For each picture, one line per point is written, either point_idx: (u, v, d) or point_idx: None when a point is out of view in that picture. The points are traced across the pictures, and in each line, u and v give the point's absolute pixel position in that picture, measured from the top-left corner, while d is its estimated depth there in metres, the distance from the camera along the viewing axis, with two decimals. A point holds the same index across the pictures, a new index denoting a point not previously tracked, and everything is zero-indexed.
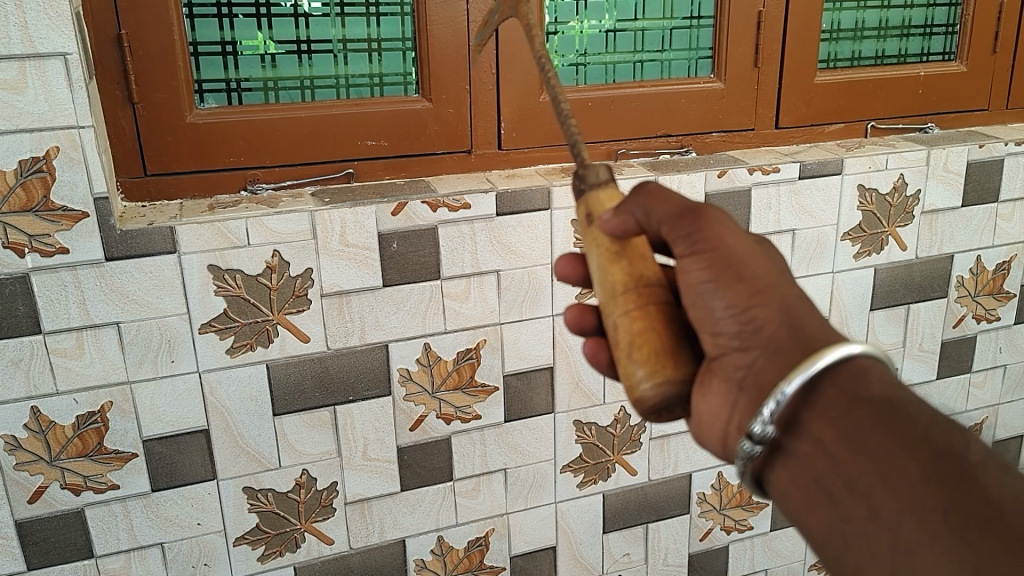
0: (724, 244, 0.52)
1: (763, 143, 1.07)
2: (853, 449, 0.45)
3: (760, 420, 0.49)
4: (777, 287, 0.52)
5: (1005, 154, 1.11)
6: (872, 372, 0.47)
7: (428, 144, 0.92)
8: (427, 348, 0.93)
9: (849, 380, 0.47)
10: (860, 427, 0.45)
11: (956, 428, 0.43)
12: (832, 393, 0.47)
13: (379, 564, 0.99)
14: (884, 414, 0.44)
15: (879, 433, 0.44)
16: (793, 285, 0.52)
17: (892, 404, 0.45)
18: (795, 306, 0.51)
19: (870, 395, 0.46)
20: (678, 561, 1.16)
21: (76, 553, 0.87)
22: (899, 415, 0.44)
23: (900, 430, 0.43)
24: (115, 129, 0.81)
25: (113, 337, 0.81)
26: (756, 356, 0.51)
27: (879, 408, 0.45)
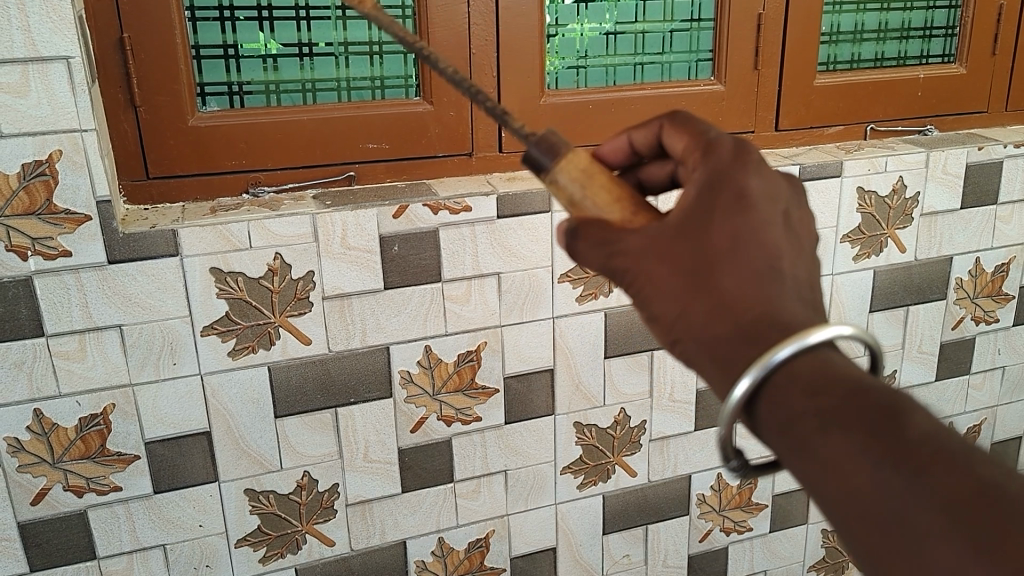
0: (641, 282, 0.50)
1: (763, 145, 1.07)
2: (804, 466, 0.42)
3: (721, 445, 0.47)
4: (692, 310, 0.47)
5: (1004, 156, 1.12)
6: (797, 374, 0.43)
7: (429, 147, 0.93)
8: (428, 351, 0.93)
9: (778, 394, 0.43)
10: (801, 445, 0.42)
11: (895, 418, 0.40)
12: (767, 411, 0.44)
13: (380, 565, 1.00)
14: (818, 429, 0.41)
15: (820, 449, 0.41)
16: (715, 292, 0.47)
17: (824, 413, 0.41)
18: (712, 323, 0.46)
19: (800, 407, 0.42)
20: (678, 562, 1.16)
21: (78, 555, 0.87)
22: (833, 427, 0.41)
23: (839, 443, 0.41)
24: (117, 132, 0.82)
25: (115, 339, 0.81)
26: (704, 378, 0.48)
27: (814, 420, 0.42)
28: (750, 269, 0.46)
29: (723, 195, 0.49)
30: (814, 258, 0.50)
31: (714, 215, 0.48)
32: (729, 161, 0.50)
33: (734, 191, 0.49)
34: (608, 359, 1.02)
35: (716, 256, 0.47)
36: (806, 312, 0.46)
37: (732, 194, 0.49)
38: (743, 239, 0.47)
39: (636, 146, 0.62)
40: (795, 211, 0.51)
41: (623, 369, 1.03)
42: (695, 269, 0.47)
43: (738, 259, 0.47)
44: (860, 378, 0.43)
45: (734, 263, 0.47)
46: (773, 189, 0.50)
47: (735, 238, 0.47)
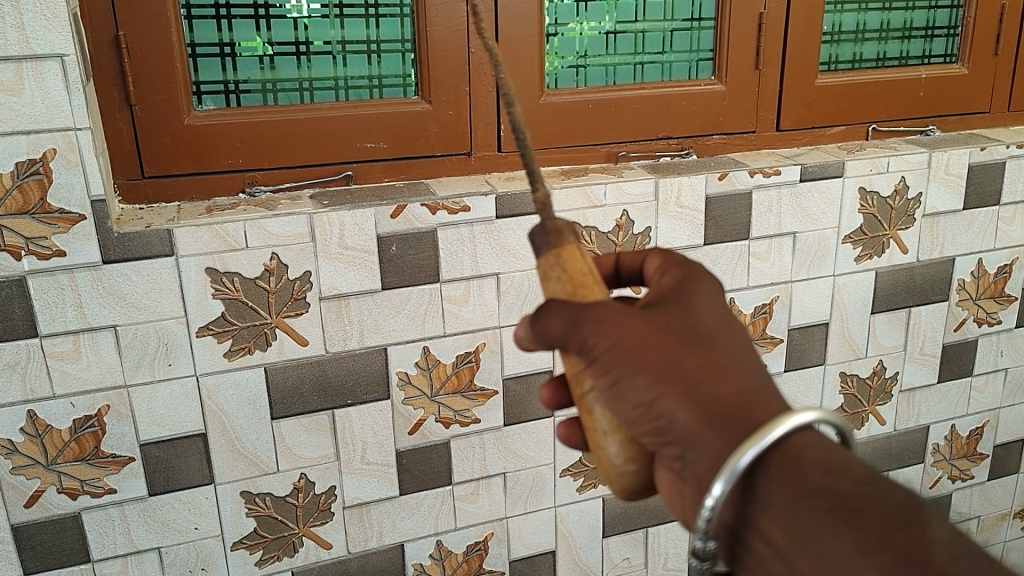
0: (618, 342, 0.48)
1: (763, 145, 1.07)
2: (807, 552, 0.42)
3: (701, 536, 0.45)
4: (683, 367, 0.47)
5: (1006, 157, 1.11)
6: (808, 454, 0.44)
7: (428, 146, 0.92)
8: (427, 352, 0.92)
9: (783, 471, 0.43)
10: (807, 530, 0.42)
11: (910, 516, 0.41)
12: (775, 488, 0.43)
13: (379, 568, 0.99)
14: (827, 509, 0.42)
15: (832, 534, 0.41)
16: (705, 358, 0.48)
17: (839, 495, 0.42)
18: (704, 383, 0.47)
19: (806, 493, 0.43)
20: (678, 565, 1.15)
21: (72, 558, 0.86)
22: (846, 511, 0.41)
23: (850, 529, 0.41)
24: (112, 132, 0.81)
25: (110, 340, 0.80)
26: (683, 448, 0.47)
27: (822, 503, 0.42)
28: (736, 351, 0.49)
29: (697, 293, 0.52)
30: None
31: (697, 298, 0.52)
32: (697, 271, 0.55)
33: (702, 291, 0.53)
34: None
35: (709, 330, 0.49)
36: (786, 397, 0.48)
37: (710, 296, 0.52)
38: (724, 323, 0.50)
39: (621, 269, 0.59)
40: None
41: None
42: (687, 334, 0.49)
43: (731, 339, 0.50)
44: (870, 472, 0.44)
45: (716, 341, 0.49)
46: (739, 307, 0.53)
47: (724, 326, 0.50)
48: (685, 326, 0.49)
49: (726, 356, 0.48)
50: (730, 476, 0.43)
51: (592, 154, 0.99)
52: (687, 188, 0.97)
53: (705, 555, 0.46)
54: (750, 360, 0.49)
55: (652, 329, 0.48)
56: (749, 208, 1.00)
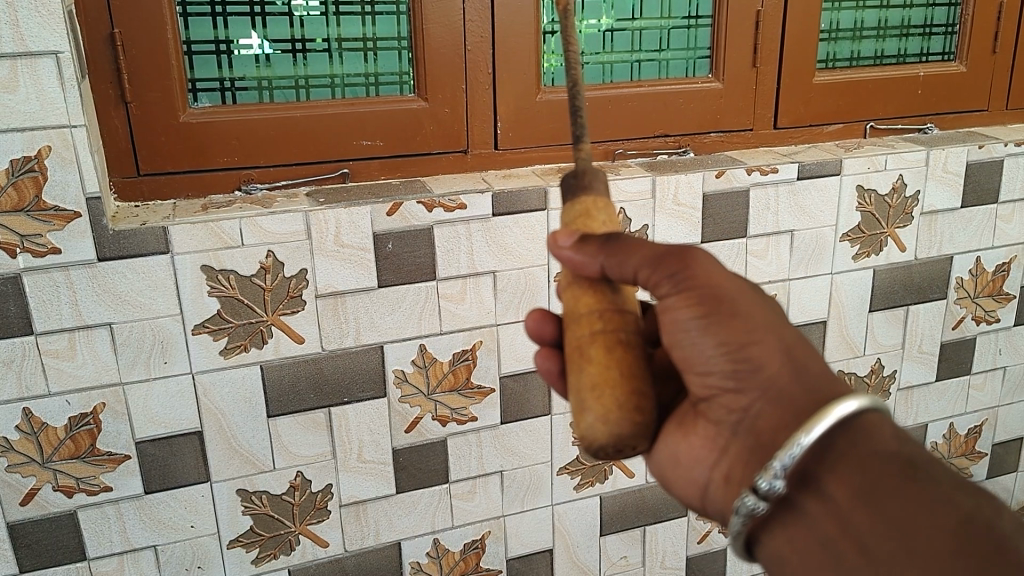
0: (709, 283, 0.52)
1: (762, 143, 1.07)
2: (877, 502, 0.45)
3: (770, 475, 0.47)
4: (773, 327, 0.52)
5: (1005, 155, 1.11)
6: (884, 427, 0.47)
7: (424, 143, 0.92)
8: (423, 349, 0.92)
9: (861, 437, 0.47)
10: (876, 487, 0.45)
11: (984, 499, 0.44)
12: (850, 449, 0.47)
13: (376, 566, 0.99)
14: (898, 479, 0.45)
15: (900, 496, 0.44)
16: (787, 325, 0.53)
17: (907, 462, 0.45)
18: (793, 346, 0.52)
19: (884, 463, 0.46)
20: (676, 564, 1.15)
21: (68, 555, 0.86)
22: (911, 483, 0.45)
23: (920, 495, 0.44)
24: (108, 130, 0.81)
25: (105, 338, 0.80)
26: (755, 401, 0.52)
27: (900, 469, 0.45)
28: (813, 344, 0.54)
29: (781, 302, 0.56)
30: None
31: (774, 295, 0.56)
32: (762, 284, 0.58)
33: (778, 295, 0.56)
34: None
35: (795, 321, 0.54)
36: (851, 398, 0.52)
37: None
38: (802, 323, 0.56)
39: None
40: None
41: None
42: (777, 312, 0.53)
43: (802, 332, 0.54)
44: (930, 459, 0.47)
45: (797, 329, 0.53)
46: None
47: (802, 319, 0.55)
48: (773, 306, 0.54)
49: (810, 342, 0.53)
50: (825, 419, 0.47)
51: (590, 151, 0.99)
52: (685, 185, 0.97)
53: (764, 498, 0.48)
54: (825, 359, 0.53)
55: (741, 289, 0.53)
56: (746, 206, 1.00)
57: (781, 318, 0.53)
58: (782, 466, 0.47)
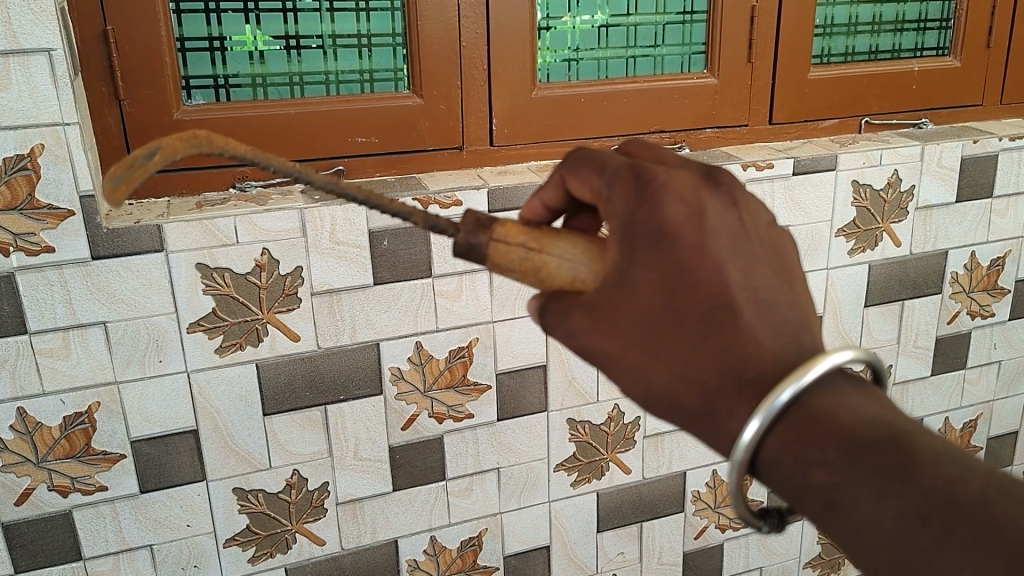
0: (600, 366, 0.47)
1: (757, 139, 1.06)
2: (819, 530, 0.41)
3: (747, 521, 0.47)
4: (658, 381, 0.44)
5: (1000, 150, 1.11)
6: (788, 439, 0.40)
7: (418, 140, 0.91)
8: (419, 347, 0.92)
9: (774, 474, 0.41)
10: (816, 515, 0.40)
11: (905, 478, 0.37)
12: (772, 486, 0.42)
13: (373, 564, 0.99)
14: (825, 507, 0.40)
15: (838, 519, 0.39)
16: (665, 352, 0.44)
17: (831, 484, 0.39)
18: (680, 382, 0.43)
19: (804, 492, 0.40)
20: (673, 560, 1.15)
21: (64, 555, 0.86)
22: (838, 500, 0.39)
23: (852, 512, 0.38)
24: (102, 128, 0.80)
25: (100, 337, 0.80)
26: None
27: (822, 492, 0.39)
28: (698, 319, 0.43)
29: (650, 260, 0.45)
30: (774, 260, 0.46)
31: (646, 249, 0.45)
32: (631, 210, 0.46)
33: (652, 231, 0.45)
34: None
35: (667, 311, 0.44)
36: (768, 353, 0.42)
37: (649, 235, 0.45)
38: (680, 279, 0.44)
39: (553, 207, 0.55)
40: (729, 217, 0.46)
41: None
42: (649, 330, 0.44)
43: (685, 301, 0.44)
44: (857, 430, 0.39)
45: (678, 319, 0.44)
46: (693, 210, 0.45)
47: (667, 285, 0.44)
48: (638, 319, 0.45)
49: (683, 346, 0.43)
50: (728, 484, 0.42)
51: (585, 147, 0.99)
52: None
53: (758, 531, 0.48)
54: (720, 330, 0.43)
55: (614, 342, 0.46)
56: None
57: (652, 350, 0.44)
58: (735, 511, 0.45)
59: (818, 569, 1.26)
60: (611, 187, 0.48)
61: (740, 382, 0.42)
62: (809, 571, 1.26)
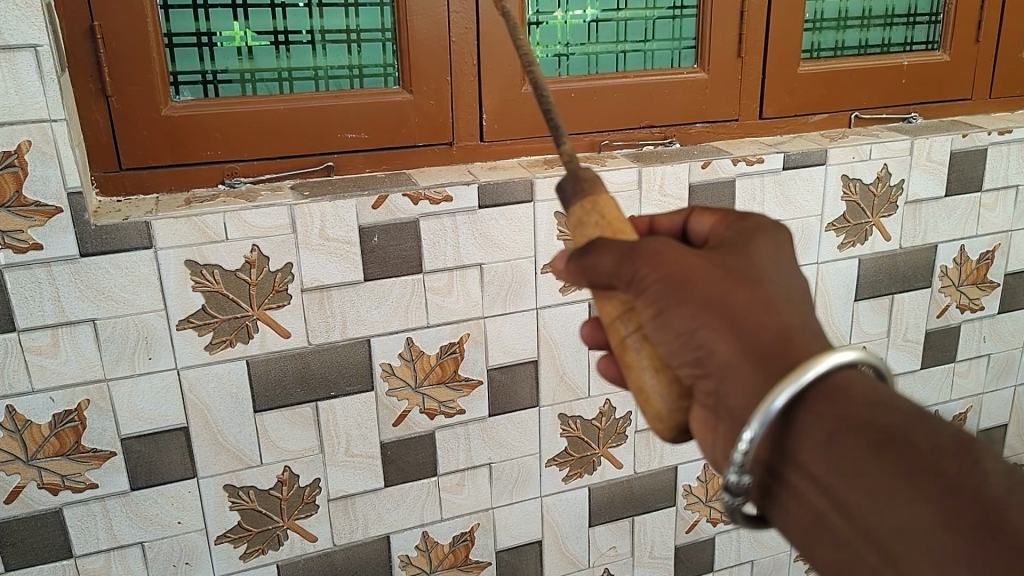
0: (661, 275, 0.48)
1: (747, 134, 1.07)
2: (845, 487, 0.41)
3: (734, 469, 0.46)
4: (729, 304, 0.47)
5: (988, 144, 1.11)
6: (855, 386, 0.43)
7: (409, 136, 0.91)
8: (409, 343, 0.92)
9: (818, 415, 0.43)
10: (850, 459, 0.41)
11: (969, 454, 0.39)
12: (812, 421, 0.43)
13: (365, 560, 0.99)
14: (861, 460, 0.41)
15: (876, 468, 0.40)
16: (746, 289, 0.47)
17: (881, 435, 0.41)
18: (750, 315, 0.46)
19: (844, 444, 0.42)
20: (665, 553, 1.16)
21: (55, 553, 0.85)
22: (894, 444, 0.40)
23: (900, 460, 0.40)
24: (89, 124, 0.80)
25: (89, 335, 0.80)
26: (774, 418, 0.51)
27: (874, 434, 0.41)
28: (789, 291, 0.49)
29: (758, 247, 0.51)
30: None
31: (757, 245, 0.52)
32: (752, 223, 0.54)
33: (761, 234, 0.53)
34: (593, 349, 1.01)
35: (764, 272, 0.49)
36: None
37: (760, 236, 0.52)
38: (779, 267, 0.50)
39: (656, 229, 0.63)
40: None
41: None
42: (737, 273, 0.48)
43: (779, 277, 0.49)
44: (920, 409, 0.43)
45: (771, 282, 0.49)
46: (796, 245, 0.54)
47: (769, 266, 0.50)
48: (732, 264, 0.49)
49: (771, 297, 0.47)
50: (773, 406, 0.43)
51: (576, 143, 0.99)
52: (670, 176, 0.97)
53: (737, 491, 0.46)
54: (803, 306, 0.48)
55: (691, 265, 0.48)
56: (732, 197, 1.00)
57: (737, 281, 0.48)
58: (742, 464, 0.45)
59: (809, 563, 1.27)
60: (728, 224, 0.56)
61: (817, 338, 0.46)
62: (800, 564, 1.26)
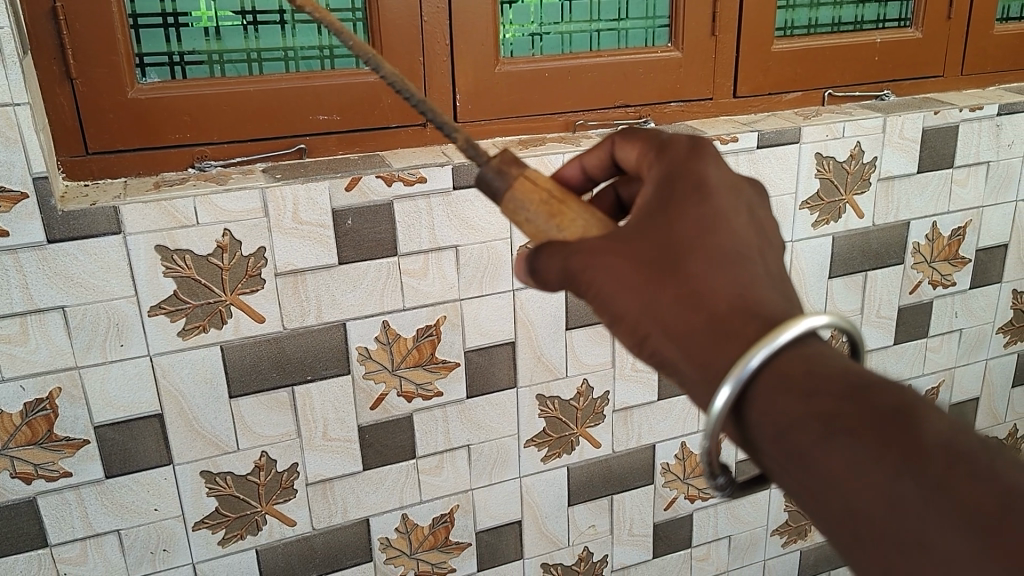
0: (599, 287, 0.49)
1: (721, 112, 1.07)
2: (805, 478, 0.41)
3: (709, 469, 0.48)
4: (658, 302, 0.46)
5: (960, 121, 1.12)
6: (794, 367, 0.42)
7: (381, 117, 0.91)
8: (386, 326, 0.91)
9: (768, 410, 0.42)
10: (801, 455, 0.41)
11: (910, 427, 0.38)
12: (760, 420, 0.42)
13: (345, 543, 0.99)
14: (814, 448, 0.40)
15: (825, 462, 0.40)
16: (672, 278, 0.46)
17: (824, 426, 0.40)
18: (678, 310, 0.46)
19: (794, 431, 0.41)
20: (644, 531, 1.17)
21: (30, 543, 0.85)
22: (837, 431, 0.39)
23: (844, 449, 0.39)
24: (54, 107, 0.79)
25: (59, 322, 0.78)
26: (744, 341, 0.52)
27: (818, 425, 0.40)
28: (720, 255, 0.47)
29: (686, 205, 0.49)
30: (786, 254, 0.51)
31: (683, 201, 0.50)
32: (680, 160, 0.53)
33: (691, 181, 0.51)
34: (570, 330, 1.01)
35: (687, 245, 0.47)
36: (780, 301, 0.45)
37: (690, 185, 0.51)
38: (708, 224, 0.48)
39: (589, 171, 0.65)
40: (761, 209, 0.52)
41: (584, 341, 1.02)
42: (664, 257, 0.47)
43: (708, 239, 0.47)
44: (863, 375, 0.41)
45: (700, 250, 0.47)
46: (729, 181, 0.51)
47: (696, 227, 0.48)
48: (655, 251, 0.47)
49: (701, 272, 0.46)
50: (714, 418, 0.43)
51: (550, 123, 0.99)
52: None
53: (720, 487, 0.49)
54: (737, 267, 0.46)
55: (618, 269, 0.48)
56: None
57: (662, 271, 0.47)
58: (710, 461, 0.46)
59: (785, 537, 1.29)
60: (650, 161, 0.56)
61: (751, 311, 0.44)
62: (777, 539, 1.28)
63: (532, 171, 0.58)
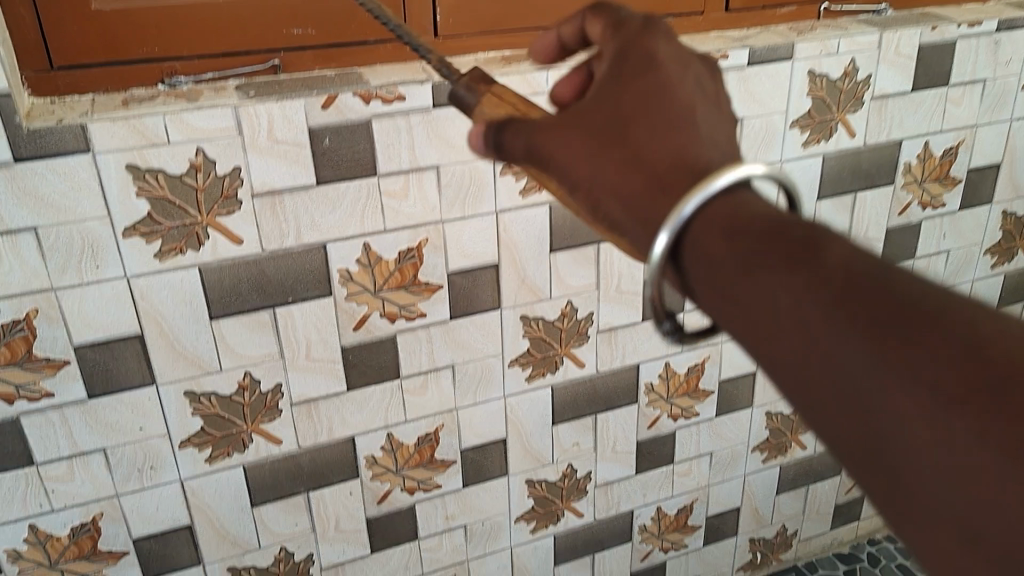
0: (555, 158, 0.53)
1: (713, 27, 1.03)
2: (727, 313, 0.46)
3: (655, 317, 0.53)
4: (605, 166, 0.51)
5: (959, 37, 1.09)
6: (719, 214, 0.47)
7: (358, 32, 0.87)
8: (367, 248, 0.90)
9: (696, 255, 0.47)
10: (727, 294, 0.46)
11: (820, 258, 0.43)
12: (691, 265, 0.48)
13: (331, 461, 1.01)
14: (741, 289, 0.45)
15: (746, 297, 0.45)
16: (620, 142, 0.51)
17: (743, 264, 0.45)
18: (626, 172, 0.50)
19: (733, 284, 0.46)
20: (626, 448, 1.19)
21: (15, 461, 0.86)
22: (753, 269, 0.45)
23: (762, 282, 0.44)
24: (13, 20, 0.75)
25: (31, 243, 0.77)
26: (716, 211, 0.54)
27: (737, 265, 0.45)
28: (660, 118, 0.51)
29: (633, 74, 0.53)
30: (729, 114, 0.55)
31: (631, 68, 0.53)
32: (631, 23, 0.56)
33: (640, 45, 0.54)
34: (554, 252, 1.01)
35: (630, 115, 0.52)
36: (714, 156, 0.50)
37: (641, 50, 0.54)
38: (652, 89, 0.52)
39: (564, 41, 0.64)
40: (705, 69, 0.55)
41: (568, 262, 1.02)
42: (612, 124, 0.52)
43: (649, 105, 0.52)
44: (776, 218, 0.47)
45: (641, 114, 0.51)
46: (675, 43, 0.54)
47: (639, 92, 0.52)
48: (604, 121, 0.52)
49: (643, 134, 0.51)
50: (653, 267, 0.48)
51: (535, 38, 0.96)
52: None
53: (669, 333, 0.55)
54: (676, 129, 0.51)
55: (572, 140, 0.53)
56: None
57: (609, 138, 0.52)
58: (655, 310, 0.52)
59: (766, 454, 1.31)
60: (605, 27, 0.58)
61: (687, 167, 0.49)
62: (757, 455, 1.31)
63: (499, 87, 0.61)
